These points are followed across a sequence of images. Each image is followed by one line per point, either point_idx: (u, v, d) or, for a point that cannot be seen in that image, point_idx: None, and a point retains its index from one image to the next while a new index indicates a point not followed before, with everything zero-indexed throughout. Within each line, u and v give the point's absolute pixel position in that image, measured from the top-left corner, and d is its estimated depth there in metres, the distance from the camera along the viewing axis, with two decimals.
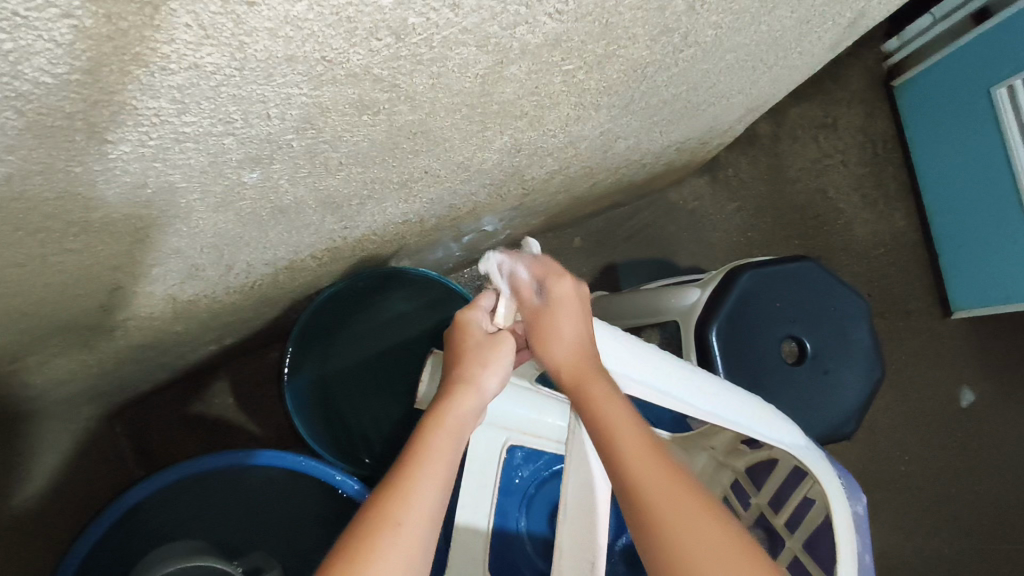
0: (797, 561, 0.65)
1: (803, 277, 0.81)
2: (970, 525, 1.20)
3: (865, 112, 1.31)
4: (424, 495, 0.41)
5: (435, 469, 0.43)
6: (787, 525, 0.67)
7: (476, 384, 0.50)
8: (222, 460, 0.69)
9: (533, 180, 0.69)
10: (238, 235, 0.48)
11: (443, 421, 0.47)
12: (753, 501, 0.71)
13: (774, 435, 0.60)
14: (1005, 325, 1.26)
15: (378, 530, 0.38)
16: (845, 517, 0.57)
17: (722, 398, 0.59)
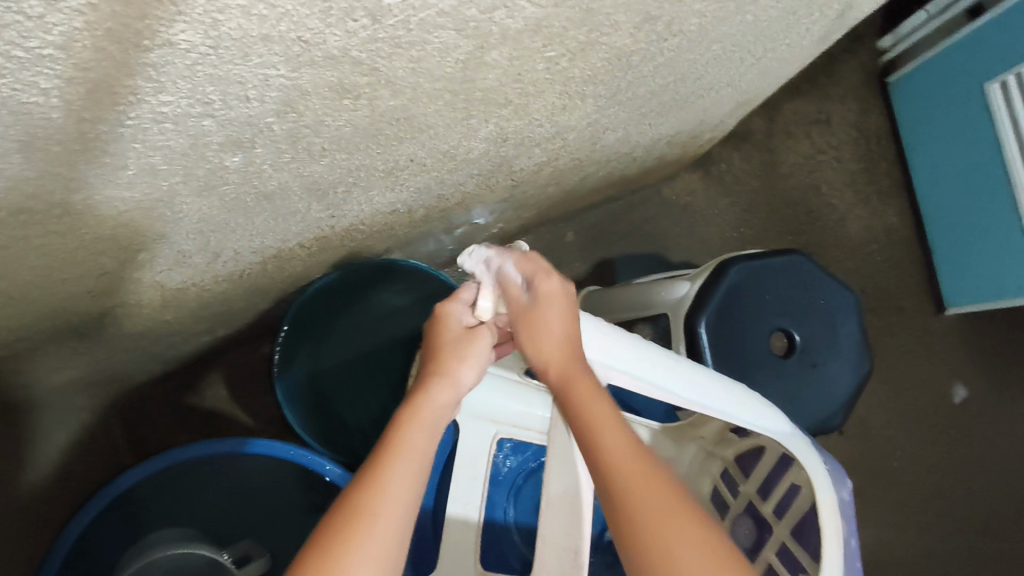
0: (785, 549, 0.64)
1: (791, 270, 0.81)
2: (962, 521, 1.20)
3: (859, 108, 1.31)
4: (397, 494, 0.41)
5: (410, 462, 0.43)
6: (774, 512, 0.67)
7: (452, 378, 0.49)
8: (215, 448, 0.69)
9: (521, 170, 0.69)
10: (224, 221, 0.48)
11: (418, 417, 0.46)
12: (742, 489, 0.72)
13: (760, 423, 0.60)
14: (998, 322, 1.27)
15: (353, 522, 0.39)
16: (830, 502, 0.58)
17: (709, 387, 0.59)
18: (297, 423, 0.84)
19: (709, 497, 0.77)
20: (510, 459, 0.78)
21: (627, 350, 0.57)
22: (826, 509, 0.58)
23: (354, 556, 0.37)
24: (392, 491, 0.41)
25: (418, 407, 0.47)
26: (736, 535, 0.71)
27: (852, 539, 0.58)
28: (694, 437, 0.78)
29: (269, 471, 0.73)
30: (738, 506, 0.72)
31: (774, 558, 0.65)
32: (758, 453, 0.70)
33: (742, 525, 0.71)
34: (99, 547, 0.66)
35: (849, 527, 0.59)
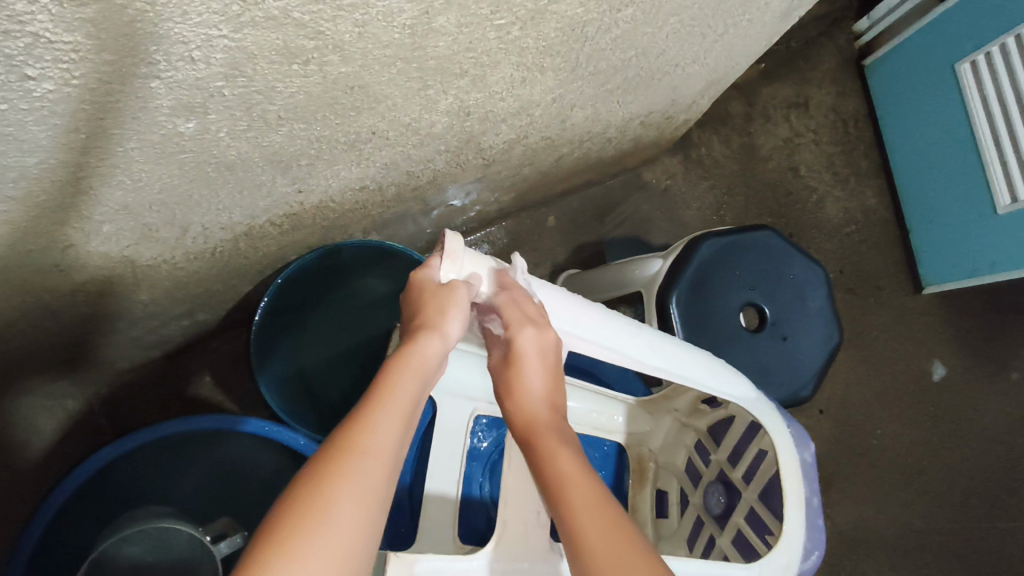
0: (753, 513, 0.64)
1: (762, 245, 0.82)
2: (942, 497, 1.21)
3: (837, 91, 1.32)
4: (382, 439, 0.40)
5: (394, 416, 0.42)
6: (744, 478, 0.67)
7: (441, 331, 0.46)
8: (211, 423, 0.70)
9: (491, 148, 0.70)
10: (187, 192, 0.49)
11: (402, 367, 0.44)
12: (713, 458, 0.73)
13: (725, 389, 0.62)
14: (975, 300, 1.28)
15: (334, 470, 0.37)
16: (793, 465, 0.61)
17: (672, 353, 0.60)
18: (274, 402, 0.83)
19: (684, 469, 0.78)
20: (487, 436, 0.79)
21: (591, 318, 0.56)
22: (787, 470, 0.61)
23: (336, 501, 0.36)
24: (375, 441, 0.40)
25: (405, 358, 0.45)
26: (707, 503, 0.72)
27: (813, 497, 0.61)
28: (669, 410, 0.80)
29: (239, 451, 0.74)
30: (711, 474, 0.73)
31: (743, 522, 0.66)
32: (728, 421, 0.71)
33: (713, 493, 0.71)
34: (76, 531, 0.67)
35: (813, 488, 0.62)
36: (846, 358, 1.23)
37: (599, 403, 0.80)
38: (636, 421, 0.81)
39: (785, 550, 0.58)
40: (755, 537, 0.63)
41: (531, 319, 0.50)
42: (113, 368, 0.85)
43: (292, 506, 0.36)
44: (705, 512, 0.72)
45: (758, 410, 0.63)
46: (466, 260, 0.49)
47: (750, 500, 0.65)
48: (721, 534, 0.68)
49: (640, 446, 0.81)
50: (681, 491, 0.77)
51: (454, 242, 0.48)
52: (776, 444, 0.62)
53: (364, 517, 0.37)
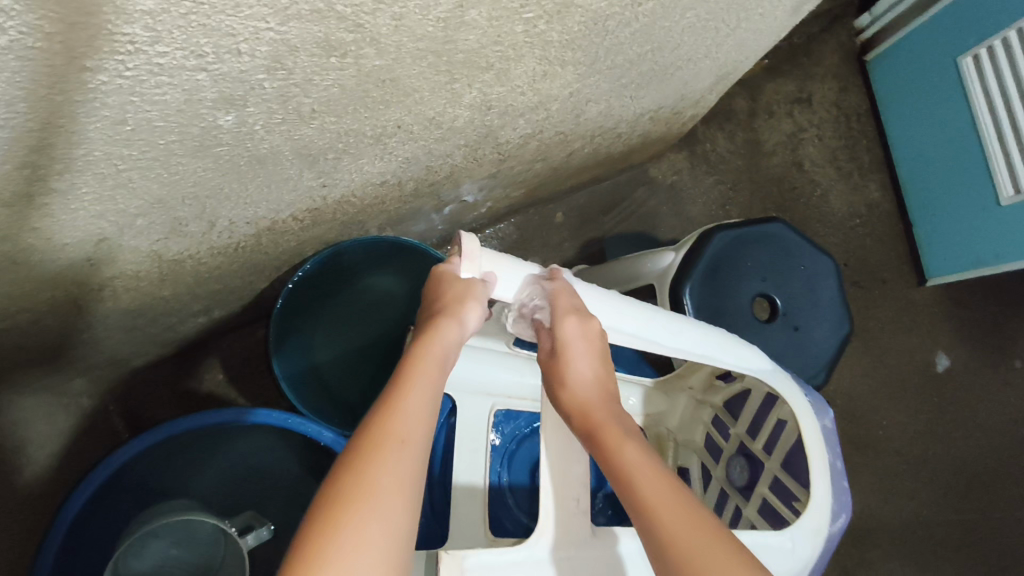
0: (778, 481, 0.67)
1: (772, 238, 0.83)
2: (948, 485, 1.22)
3: (839, 86, 1.34)
4: (413, 422, 0.42)
5: (421, 400, 0.44)
6: (765, 448, 0.70)
7: (456, 316, 0.48)
8: (227, 416, 0.70)
9: (507, 143, 0.71)
10: (218, 185, 0.49)
11: (428, 353, 0.47)
12: (732, 432, 0.75)
13: (741, 363, 0.65)
14: (978, 292, 1.30)
15: (372, 454, 0.40)
16: (814, 431, 0.63)
17: (688, 333, 0.62)
18: (295, 400, 0.84)
19: (702, 445, 0.81)
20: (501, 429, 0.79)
21: (613, 306, 0.59)
22: (811, 434, 0.63)
23: (382, 486, 0.39)
24: (408, 425, 0.42)
25: (429, 344, 0.47)
26: (730, 475, 0.74)
27: (837, 460, 0.63)
28: (684, 388, 0.83)
29: (250, 444, 0.75)
30: (731, 447, 0.75)
31: (768, 492, 0.68)
32: (746, 394, 0.74)
33: (735, 465, 0.74)
34: (91, 535, 0.67)
35: (835, 451, 0.64)
36: (851, 350, 1.24)
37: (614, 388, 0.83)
38: (653, 403, 0.84)
39: (813, 515, 0.59)
40: (782, 505, 0.66)
41: (581, 313, 0.52)
42: (131, 365, 0.86)
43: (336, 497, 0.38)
44: (728, 484, 0.75)
45: (776, 381, 0.65)
46: (485, 260, 0.50)
47: (773, 468, 0.68)
48: (746, 504, 0.71)
49: (659, 426, 0.84)
50: (701, 466, 0.80)
51: (470, 243, 0.49)
52: (796, 410, 0.64)
53: (405, 506, 0.39)
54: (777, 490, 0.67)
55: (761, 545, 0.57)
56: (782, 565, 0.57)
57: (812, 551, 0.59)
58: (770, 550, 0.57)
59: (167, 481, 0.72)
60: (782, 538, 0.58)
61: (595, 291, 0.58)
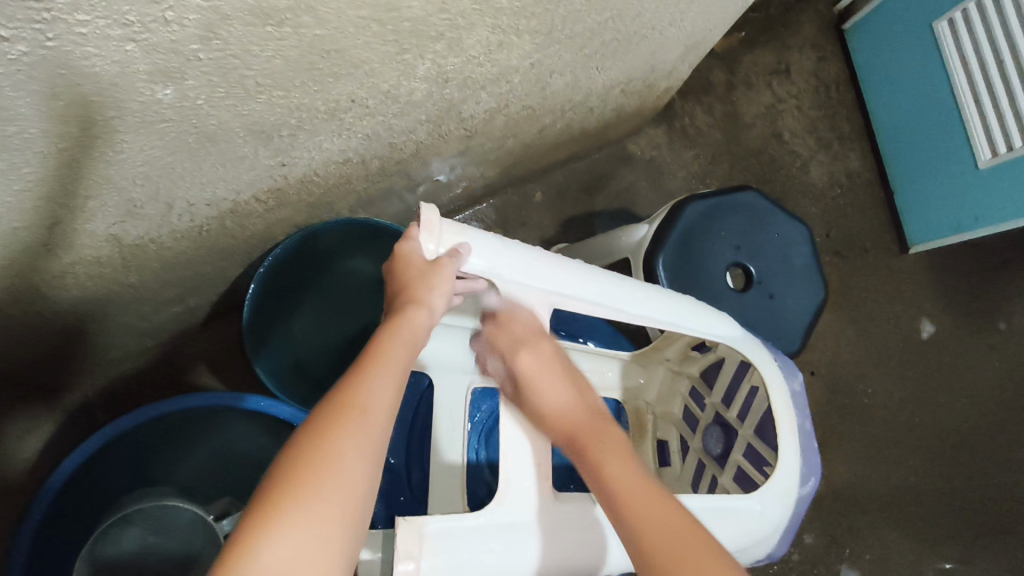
0: (750, 448, 0.69)
1: (744, 207, 0.83)
2: (934, 451, 1.23)
3: (817, 55, 1.33)
4: (377, 392, 0.43)
5: (388, 378, 0.45)
6: (739, 416, 0.72)
7: (427, 303, 0.50)
8: (219, 399, 0.70)
9: (472, 118, 0.71)
10: (170, 164, 0.49)
11: (396, 335, 0.48)
12: (708, 402, 0.77)
13: (708, 329, 0.67)
14: (961, 258, 1.30)
15: (336, 420, 0.40)
16: (784, 394, 0.66)
17: (653, 301, 0.64)
18: (274, 386, 0.85)
19: (681, 416, 0.82)
20: (481, 407, 0.80)
21: (575, 275, 0.59)
22: (781, 402, 0.65)
23: (340, 455, 0.39)
24: (373, 397, 0.43)
25: (396, 328, 0.48)
26: (707, 445, 0.76)
27: (806, 422, 0.67)
28: (661, 360, 0.84)
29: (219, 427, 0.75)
30: (707, 417, 0.77)
31: (743, 459, 0.70)
32: (719, 364, 0.76)
33: (711, 435, 0.75)
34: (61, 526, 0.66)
35: (804, 413, 0.67)
36: (835, 321, 1.24)
37: (591, 363, 0.84)
38: (630, 376, 0.86)
39: (783, 479, 0.62)
40: (755, 471, 0.67)
41: (530, 333, 0.58)
42: (108, 357, 0.86)
43: (293, 465, 0.38)
44: (705, 454, 0.76)
45: (744, 346, 0.68)
46: (446, 230, 0.51)
47: (746, 436, 0.70)
48: (722, 473, 0.72)
49: (638, 400, 0.86)
50: (680, 438, 0.81)
51: (428, 214, 0.52)
52: (768, 379, 0.66)
53: (366, 476, 0.40)
54: (751, 457, 0.69)
55: (729, 508, 0.60)
56: (754, 528, 0.60)
57: (781, 510, 0.62)
58: (741, 513, 0.60)
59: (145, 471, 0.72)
60: (752, 501, 0.61)
61: (556, 262, 0.58)
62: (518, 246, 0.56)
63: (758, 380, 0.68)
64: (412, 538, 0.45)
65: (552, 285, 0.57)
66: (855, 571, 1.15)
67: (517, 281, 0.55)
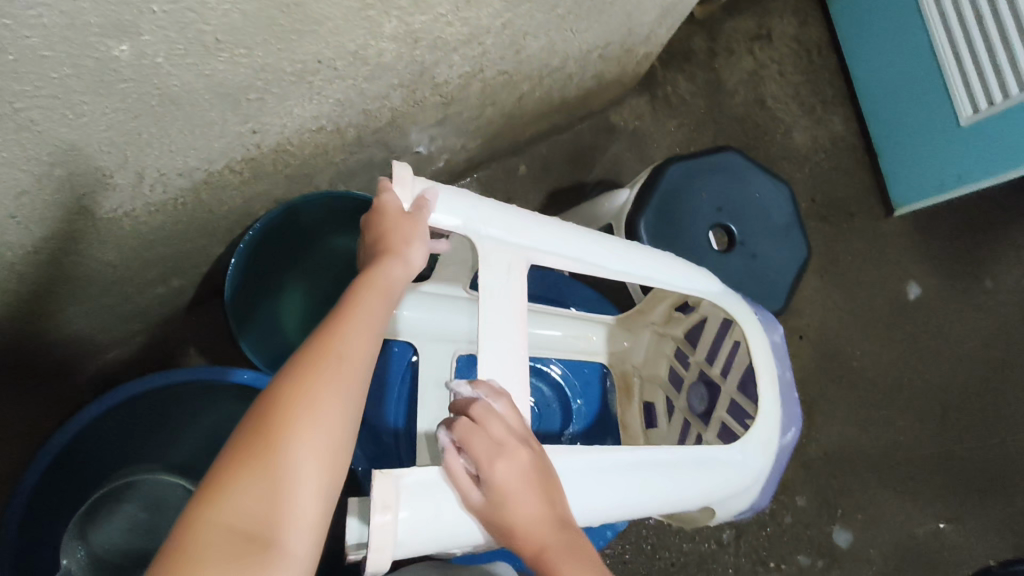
0: (733, 403, 0.70)
1: (724, 167, 0.83)
2: (923, 411, 1.24)
3: (798, 20, 1.33)
4: (354, 343, 0.43)
5: (366, 328, 0.45)
6: (722, 372, 0.73)
7: (403, 257, 0.50)
8: (212, 373, 0.66)
9: (446, 84, 0.70)
10: (136, 129, 0.48)
11: (373, 285, 0.48)
12: (692, 360, 0.77)
13: (686, 282, 0.68)
14: (946, 219, 1.30)
15: (313, 368, 0.40)
16: (762, 346, 0.67)
17: (632, 256, 0.65)
18: (259, 364, 0.84)
19: (666, 378, 0.82)
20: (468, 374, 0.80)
21: (553, 232, 0.60)
22: (760, 355, 0.66)
23: (317, 403, 0.39)
24: (351, 348, 0.43)
25: (374, 278, 0.48)
26: (691, 404, 0.76)
27: (786, 372, 0.68)
28: (645, 324, 0.84)
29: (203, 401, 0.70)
30: (692, 376, 0.77)
31: (726, 415, 0.71)
32: (702, 324, 0.76)
33: (696, 393, 0.76)
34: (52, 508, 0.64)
35: (784, 364, 0.69)
36: (822, 286, 1.25)
37: (576, 329, 0.86)
38: (616, 340, 0.87)
39: (762, 430, 0.64)
40: (736, 424, 0.69)
41: (509, 444, 0.48)
42: (93, 341, 0.85)
43: (271, 415, 0.39)
44: (690, 412, 0.77)
45: (723, 299, 0.69)
46: (418, 184, 0.54)
47: (729, 391, 0.71)
48: (706, 430, 0.73)
49: (624, 363, 0.87)
50: (666, 399, 0.82)
51: (401, 169, 0.54)
52: (747, 331, 0.67)
53: (343, 425, 0.40)
54: (734, 413, 0.70)
55: (710, 456, 0.61)
56: (733, 477, 0.62)
57: (760, 460, 0.63)
58: (720, 464, 0.61)
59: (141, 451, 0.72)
60: (733, 452, 0.62)
61: (532, 219, 0.59)
62: (492, 206, 0.58)
63: (736, 332, 0.69)
64: (388, 489, 0.46)
65: (527, 241, 0.58)
66: (847, 532, 1.16)
67: (493, 238, 0.57)
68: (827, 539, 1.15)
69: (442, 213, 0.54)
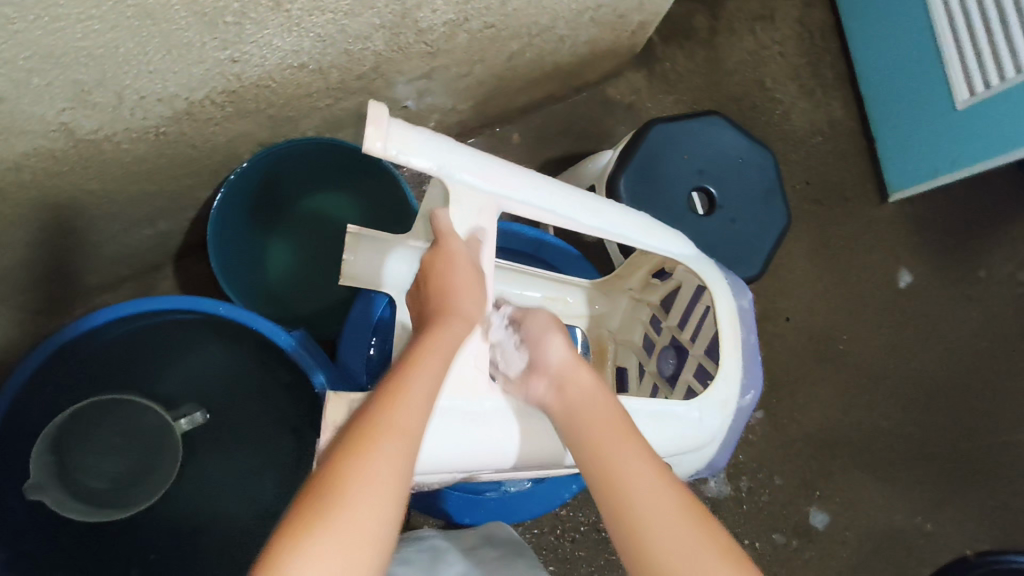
0: (700, 367, 0.71)
1: (706, 129, 0.83)
2: (907, 398, 1.23)
3: (802, 2, 1.32)
4: (412, 401, 0.46)
5: (425, 383, 0.48)
6: (690, 337, 0.73)
7: (462, 313, 0.54)
8: (180, 303, 0.67)
9: (430, 30, 0.71)
10: (113, 41, 0.50)
11: (434, 339, 0.52)
12: (664, 325, 0.78)
13: (661, 246, 0.68)
14: (941, 209, 1.30)
15: (373, 424, 0.44)
16: (729, 309, 0.66)
17: (606, 213, 0.65)
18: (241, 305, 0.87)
19: (640, 343, 0.83)
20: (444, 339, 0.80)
21: (526, 181, 0.60)
22: (725, 319, 0.66)
23: (376, 457, 0.42)
24: (410, 405, 0.46)
25: (436, 332, 0.52)
26: (661, 367, 0.78)
27: (751, 335, 0.67)
28: (623, 290, 0.85)
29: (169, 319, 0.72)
30: (663, 341, 0.78)
31: (692, 378, 0.72)
32: (676, 290, 0.76)
33: (665, 357, 0.77)
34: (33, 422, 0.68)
35: (750, 327, 0.68)
36: (812, 269, 1.24)
37: (554, 291, 0.85)
38: (592, 303, 0.87)
39: (721, 389, 0.64)
40: (699, 386, 0.70)
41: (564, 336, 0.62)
42: (80, 278, 0.87)
43: (337, 465, 0.42)
44: (659, 376, 0.78)
45: (697, 264, 0.69)
46: (393, 129, 0.52)
47: (697, 354, 0.71)
48: (673, 393, 0.74)
49: (600, 328, 0.87)
50: (639, 364, 0.83)
51: (378, 111, 0.51)
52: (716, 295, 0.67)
53: (399, 477, 0.43)
54: (700, 375, 0.71)
55: (665, 414, 0.61)
56: (689, 434, 0.62)
57: (719, 420, 0.63)
58: (678, 421, 0.62)
59: (138, 374, 0.75)
60: (689, 409, 0.63)
61: (506, 166, 0.59)
62: (466, 153, 0.57)
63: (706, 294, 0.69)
64: (338, 410, 0.49)
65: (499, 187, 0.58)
66: (824, 513, 1.16)
67: (465, 182, 0.57)
68: (803, 519, 1.15)
69: (418, 155, 0.54)
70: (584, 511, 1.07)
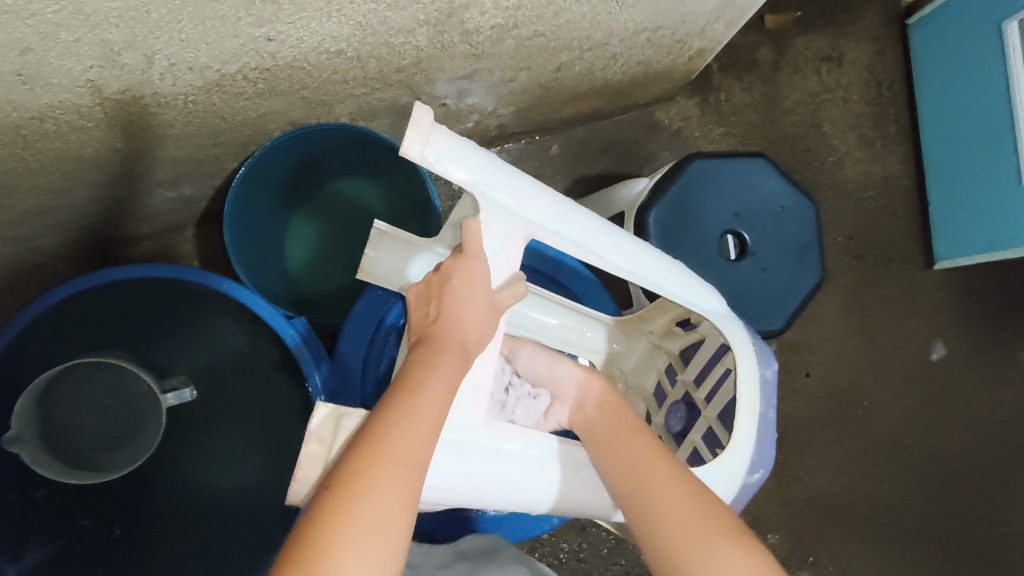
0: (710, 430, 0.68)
1: (750, 171, 0.79)
2: (923, 475, 1.17)
3: (875, 49, 1.26)
4: (417, 424, 0.45)
5: (431, 404, 0.46)
6: (706, 398, 0.70)
7: (473, 326, 0.51)
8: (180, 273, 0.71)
9: (476, 32, 0.69)
10: (145, 5, 0.48)
11: (441, 352, 0.49)
12: (680, 378, 0.75)
13: (692, 297, 0.65)
14: (991, 284, 1.22)
15: (374, 449, 0.43)
16: (752, 377, 0.63)
17: (638, 255, 0.61)
18: (252, 281, 0.86)
19: (652, 391, 0.81)
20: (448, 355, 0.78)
21: (561, 210, 0.57)
22: (746, 389, 0.62)
23: (376, 487, 0.41)
24: (415, 430, 0.44)
25: (442, 346, 0.49)
26: (668, 422, 0.76)
27: (769, 409, 0.64)
28: (644, 332, 0.81)
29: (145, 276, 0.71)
30: (676, 394, 0.76)
31: (699, 440, 0.70)
32: (700, 344, 0.72)
33: (675, 412, 0.75)
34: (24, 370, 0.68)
35: (769, 400, 0.64)
36: (843, 327, 1.19)
37: (570, 321, 0.82)
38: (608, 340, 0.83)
39: (729, 461, 0.60)
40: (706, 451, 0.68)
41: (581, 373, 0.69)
42: (98, 232, 0.87)
43: (339, 491, 0.41)
44: (665, 430, 0.77)
45: (725, 323, 0.65)
46: (434, 135, 0.50)
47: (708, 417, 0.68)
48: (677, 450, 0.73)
49: (613, 367, 0.83)
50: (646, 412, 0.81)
51: (423, 114, 0.49)
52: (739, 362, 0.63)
53: (400, 506, 0.42)
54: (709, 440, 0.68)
55: None
56: None
57: (723, 494, 0.60)
58: None
59: (128, 339, 0.75)
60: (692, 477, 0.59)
61: (543, 191, 0.56)
62: (503, 170, 0.54)
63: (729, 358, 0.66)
64: (325, 426, 0.48)
65: (531, 211, 0.55)
66: None
67: (499, 200, 0.54)
68: None
69: (455, 165, 0.51)
70: (566, 539, 1.03)
